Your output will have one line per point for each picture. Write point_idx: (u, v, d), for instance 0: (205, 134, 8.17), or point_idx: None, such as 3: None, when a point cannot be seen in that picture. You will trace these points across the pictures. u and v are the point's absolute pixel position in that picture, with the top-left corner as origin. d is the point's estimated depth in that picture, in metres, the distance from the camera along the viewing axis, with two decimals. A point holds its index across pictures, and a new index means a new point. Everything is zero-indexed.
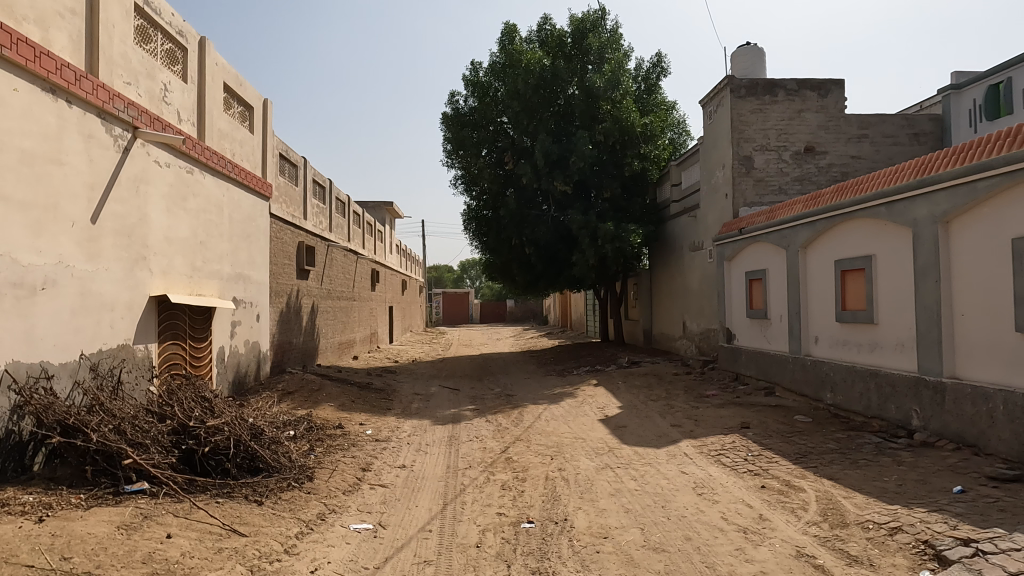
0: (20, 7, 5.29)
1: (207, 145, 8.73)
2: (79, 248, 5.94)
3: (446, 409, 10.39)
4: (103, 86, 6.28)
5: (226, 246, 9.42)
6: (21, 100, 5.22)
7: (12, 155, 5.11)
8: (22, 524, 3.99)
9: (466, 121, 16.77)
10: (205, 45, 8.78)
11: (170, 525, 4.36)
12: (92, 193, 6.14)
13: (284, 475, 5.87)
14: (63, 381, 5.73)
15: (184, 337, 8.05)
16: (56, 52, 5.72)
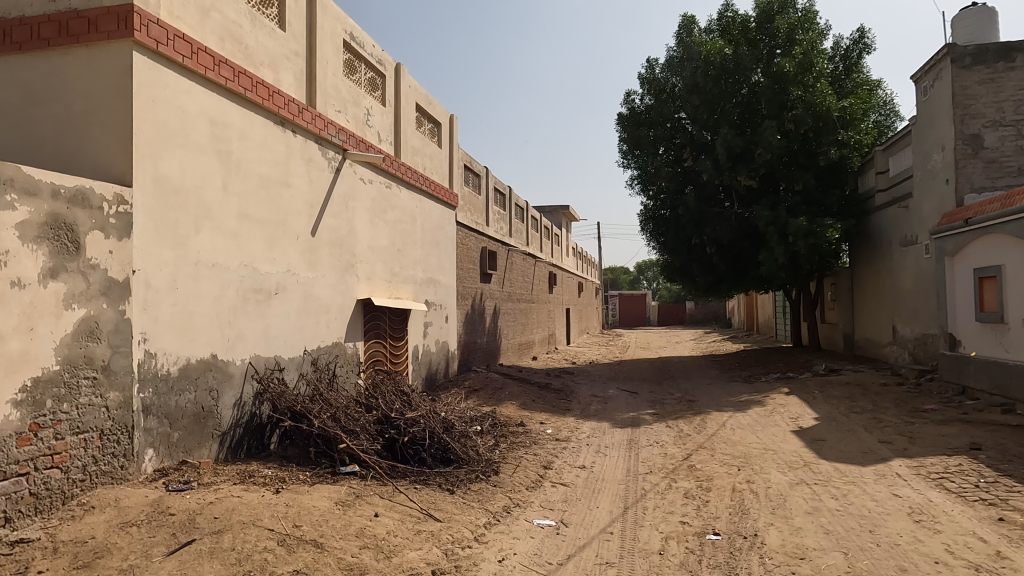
0: (258, 54, 6.24)
1: (403, 161, 9.60)
2: (302, 258, 6.86)
3: (625, 413, 10.32)
4: (320, 116, 7.20)
5: (419, 253, 10.25)
6: (259, 134, 6.17)
7: (254, 181, 6.07)
8: (264, 493, 4.71)
9: (642, 120, 16.52)
10: (400, 71, 9.65)
11: (378, 505, 4.86)
12: (312, 209, 7.04)
13: (473, 467, 6.20)
14: (292, 372, 6.65)
15: (385, 336, 8.89)
16: (285, 89, 6.65)
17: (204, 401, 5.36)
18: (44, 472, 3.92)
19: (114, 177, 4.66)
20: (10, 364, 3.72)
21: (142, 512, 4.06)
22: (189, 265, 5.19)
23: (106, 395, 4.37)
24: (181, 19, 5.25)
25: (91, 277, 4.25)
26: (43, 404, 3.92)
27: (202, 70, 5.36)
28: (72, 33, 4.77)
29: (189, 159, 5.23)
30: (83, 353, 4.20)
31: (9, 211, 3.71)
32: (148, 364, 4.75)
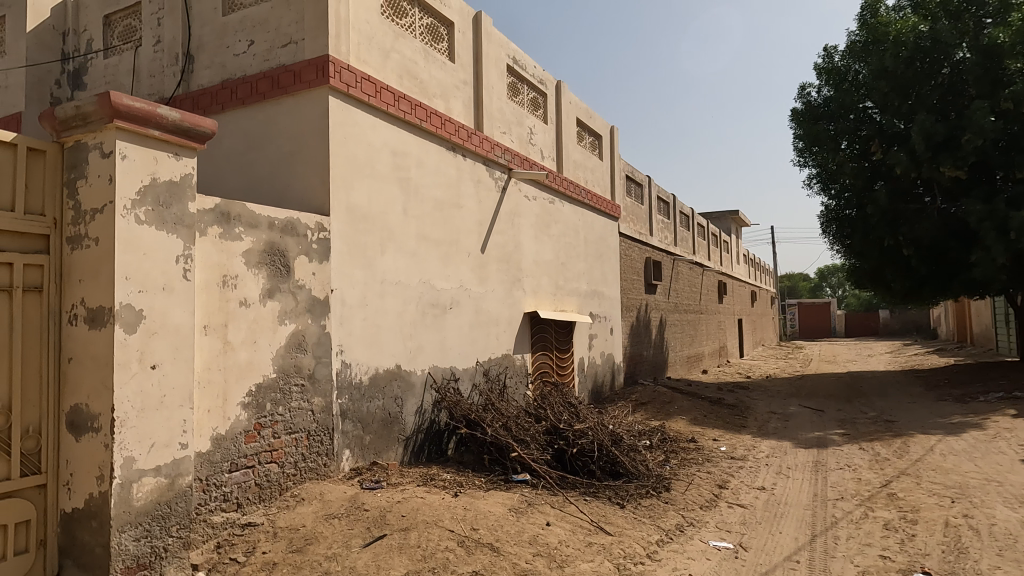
0: (431, 86, 6.73)
1: (565, 176, 9.77)
2: (473, 274, 7.24)
3: (810, 432, 9.50)
4: (487, 139, 7.58)
5: (583, 266, 10.34)
6: (433, 160, 6.64)
7: (430, 204, 6.55)
8: (444, 496, 5.02)
9: (820, 114, 15.23)
10: (561, 88, 9.87)
11: (549, 514, 4.95)
12: (481, 227, 7.43)
13: (643, 482, 6.07)
14: (466, 382, 7.03)
15: (551, 348, 9.07)
16: (455, 117, 7.11)
17: (390, 407, 5.85)
18: (265, 465, 4.53)
19: (315, 208, 5.29)
20: (240, 371, 4.36)
21: (342, 506, 4.54)
22: (376, 283, 5.73)
23: (312, 400, 4.95)
24: (366, 62, 5.85)
25: (299, 296, 4.85)
26: (264, 407, 4.54)
27: (385, 107, 5.92)
28: (281, 86, 5.52)
29: (375, 188, 5.80)
30: (294, 363, 4.80)
31: (238, 241, 4.36)
32: (345, 373, 5.32)
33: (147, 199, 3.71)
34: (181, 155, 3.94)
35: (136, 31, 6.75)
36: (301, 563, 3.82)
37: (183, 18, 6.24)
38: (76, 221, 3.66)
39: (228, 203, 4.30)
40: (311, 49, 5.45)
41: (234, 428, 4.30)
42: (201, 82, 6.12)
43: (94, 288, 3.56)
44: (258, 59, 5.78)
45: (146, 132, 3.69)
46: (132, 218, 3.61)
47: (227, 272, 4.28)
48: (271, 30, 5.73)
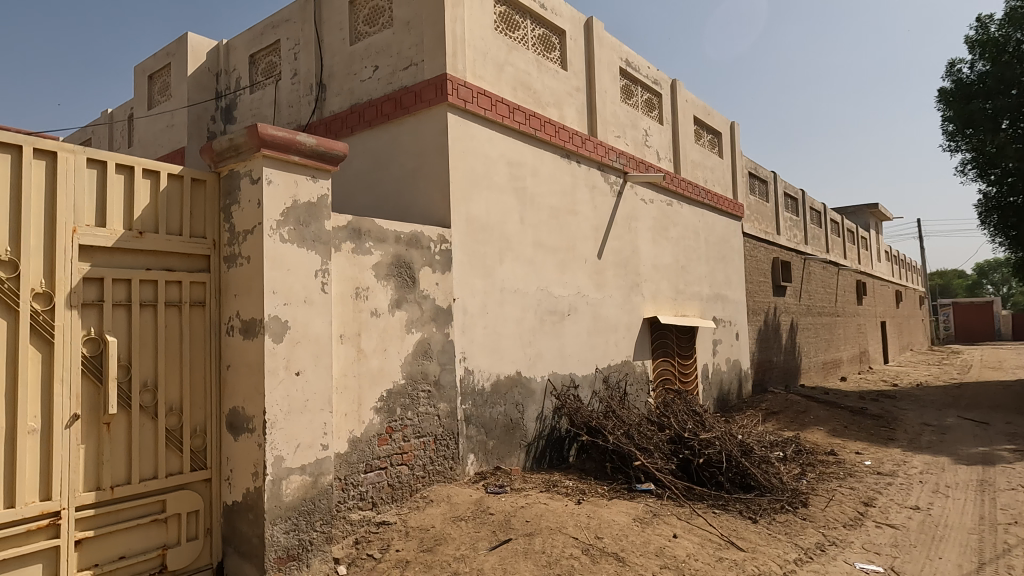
0: (544, 96, 6.80)
1: (683, 176, 9.49)
2: (591, 280, 7.21)
3: (972, 447, 8.50)
4: (601, 144, 7.54)
5: (704, 269, 9.96)
6: (548, 168, 6.71)
7: (546, 212, 6.61)
8: (567, 503, 5.02)
9: (974, 91, 13.68)
10: (676, 87, 9.61)
11: (676, 525, 4.80)
12: (598, 233, 7.39)
13: (777, 496, 5.72)
14: (585, 389, 7.00)
15: (673, 354, 8.81)
16: (569, 124, 7.13)
17: (512, 413, 5.95)
18: (397, 467, 4.76)
19: (437, 221, 5.51)
20: (372, 377, 4.63)
21: (469, 509, 4.67)
22: (496, 292, 5.87)
23: (438, 405, 5.15)
24: (482, 77, 6.03)
25: (424, 305, 5.08)
26: (394, 411, 4.78)
27: (501, 119, 6.07)
28: (404, 106, 5.82)
29: (492, 199, 5.94)
30: (420, 369, 5.02)
31: (368, 255, 4.64)
32: (468, 379, 5.48)
33: (290, 220, 4.05)
34: (317, 178, 4.26)
35: (276, 66, 7.40)
36: (432, 562, 3.98)
37: (316, 50, 6.76)
38: (231, 242, 4.07)
39: (359, 220, 4.59)
40: (430, 69, 5.70)
41: (368, 431, 4.56)
42: (333, 108, 6.60)
43: (247, 301, 3.93)
44: (383, 82, 6.14)
45: (288, 158, 4.04)
46: (277, 237, 3.96)
47: (359, 284, 4.57)
48: (394, 54, 6.06)
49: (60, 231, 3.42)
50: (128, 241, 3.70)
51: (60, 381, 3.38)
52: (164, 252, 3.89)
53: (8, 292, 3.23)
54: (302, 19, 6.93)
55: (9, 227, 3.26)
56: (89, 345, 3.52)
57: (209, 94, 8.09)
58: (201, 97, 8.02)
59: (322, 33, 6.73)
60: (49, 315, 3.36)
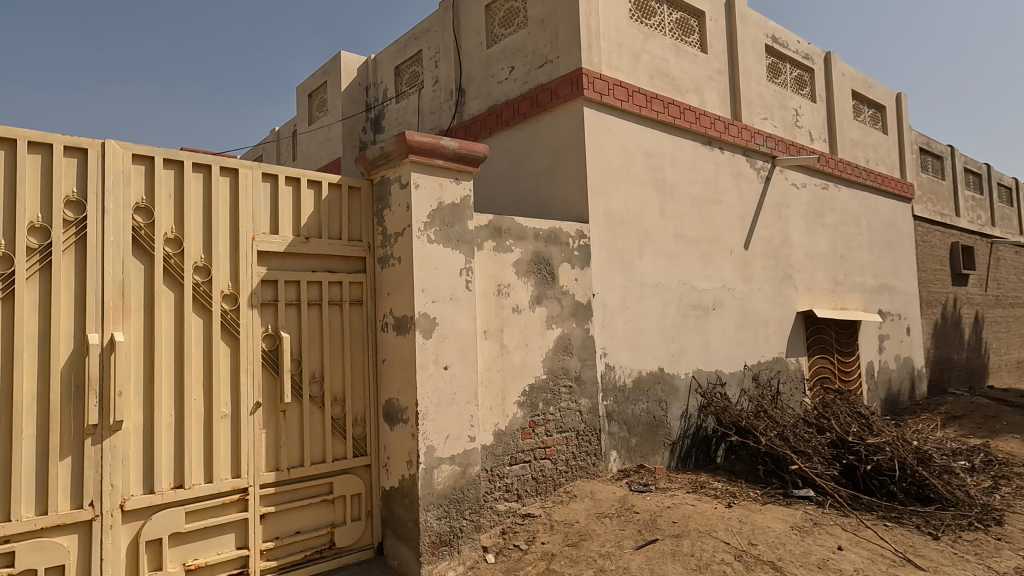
0: (684, 82, 6.54)
1: (840, 157, 8.71)
2: (737, 272, 6.84)
3: None
4: (746, 128, 7.12)
5: (868, 257, 9.08)
6: (689, 157, 6.45)
7: (687, 203, 6.36)
8: (717, 505, 4.80)
9: None
10: (831, 60, 8.82)
11: (840, 537, 4.42)
12: (744, 223, 6.99)
13: (964, 511, 5.07)
14: (733, 387, 6.66)
15: (832, 351, 8.13)
16: (710, 109, 6.81)
17: (655, 410, 5.81)
18: (540, 461, 4.83)
19: (576, 216, 5.50)
20: (515, 372, 4.73)
21: (613, 506, 4.63)
22: (636, 286, 5.76)
23: (580, 400, 5.15)
24: (618, 68, 5.92)
25: (564, 301, 5.09)
26: (537, 406, 4.85)
27: (638, 109, 5.94)
28: (540, 104, 5.86)
29: (631, 192, 5.83)
30: (562, 365, 5.05)
31: (509, 253, 4.74)
32: (609, 375, 5.43)
33: (436, 221, 4.24)
34: (460, 180, 4.43)
35: (419, 75, 7.80)
36: (577, 558, 3.99)
37: (455, 57, 7.02)
38: (384, 243, 4.34)
39: (499, 219, 4.70)
40: (566, 65, 5.70)
41: (512, 425, 4.67)
42: (472, 111, 6.82)
43: (399, 299, 4.18)
44: (519, 82, 6.24)
45: (433, 162, 4.23)
46: (425, 238, 4.16)
47: (501, 281, 4.67)
48: (529, 54, 6.14)
49: (242, 239, 3.85)
50: (297, 246, 4.07)
51: (246, 373, 3.80)
52: (327, 255, 4.24)
53: (203, 293, 3.68)
54: (442, 28, 7.23)
55: (202, 237, 3.72)
56: (267, 340, 3.93)
57: (360, 107, 8.71)
58: (353, 110, 8.66)
59: (460, 40, 6.98)
60: (235, 313, 3.80)
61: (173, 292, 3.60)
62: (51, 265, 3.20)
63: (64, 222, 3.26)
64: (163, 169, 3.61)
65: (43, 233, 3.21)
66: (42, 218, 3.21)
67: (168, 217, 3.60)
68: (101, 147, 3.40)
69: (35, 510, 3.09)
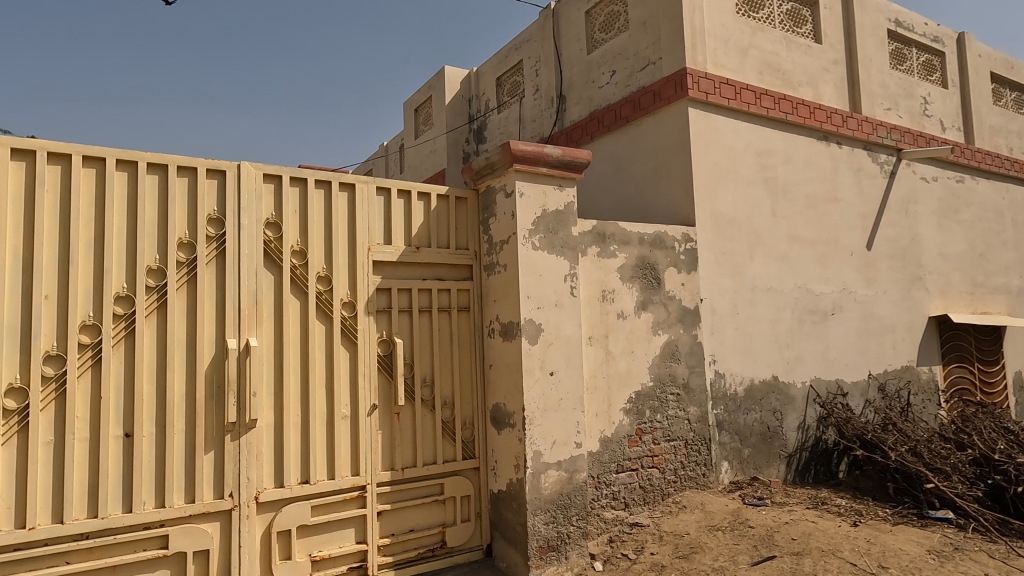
0: (796, 75, 6.22)
1: (978, 146, 7.93)
2: (859, 275, 6.40)
3: None
4: (867, 120, 6.66)
5: (1013, 256, 8.20)
6: (803, 153, 6.13)
7: (802, 202, 6.04)
8: (841, 524, 4.50)
9: None
10: (965, 41, 8.07)
11: (987, 565, 4.01)
12: (866, 221, 6.53)
13: None
14: (856, 398, 6.23)
15: (971, 360, 7.40)
16: (826, 102, 6.43)
17: (769, 421, 5.54)
18: (648, 469, 4.74)
19: (681, 219, 5.37)
20: (621, 379, 4.68)
21: (726, 519, 4.47)
22: (747, 291, 5.53)
23: (688, 409, 5.01)
24: (724, 65, 5.73)
25: (670, 306, 4.98)
26: (644, 413, 4.77)
27: (746, 107, 5.72)
28: (643, 107, 5.78)
29: (740, 192, 5.62)
30: (669, 372, 4.94)
31: (613, 258, 4.70)
32: (719, 383, 5.25)
33: (540, 228, 4.29)
34: (564, 187, 4.45)
35: (520, 85, 7.92)
36: (689, 570, 3.88)
37: (556, 64, 7.07)
38: (490, 251, 4.44)
39: (603, 224, 4.67)
40: (669, 65, 5.59)
41: (618, 432, 4.62)
42: (573, 118, 6.84)
43: (505, 306, 4.26)
44: (621, 86, 6.19)
45: (536, 170, 4.29)
46: (529, 245, 4.22)
47: (606, 287, 4.65)
48: (631, 57, 6.08)
49: (359, 250, 4.08)
50: (408, 255, 4.26)
51: (363, 376, 4.02)
52: (436, 264, 4.40)
53: (325, 301, 3.93)
54: (542, 37, 7.31)
55: (324, 248, 3.98)
56: (382, 345, 4.13)
57: (464, 119, 8.97)
58: (457, 122, 8.95)
59: (561, 47, 7.03)
60: (353, 320, 4.02)
61: (299, 300, 3.86)
62: (196, 276, 3.54)
63: (206, 238, 3.59)
64: (290, 187, 3.89)
65: (190, 248, 3.54)
66: (188, 235, 3.55)
67: (294, 231, 3.88)
68: (237, 168, 3.72)
69: (184, 499, 3.41)
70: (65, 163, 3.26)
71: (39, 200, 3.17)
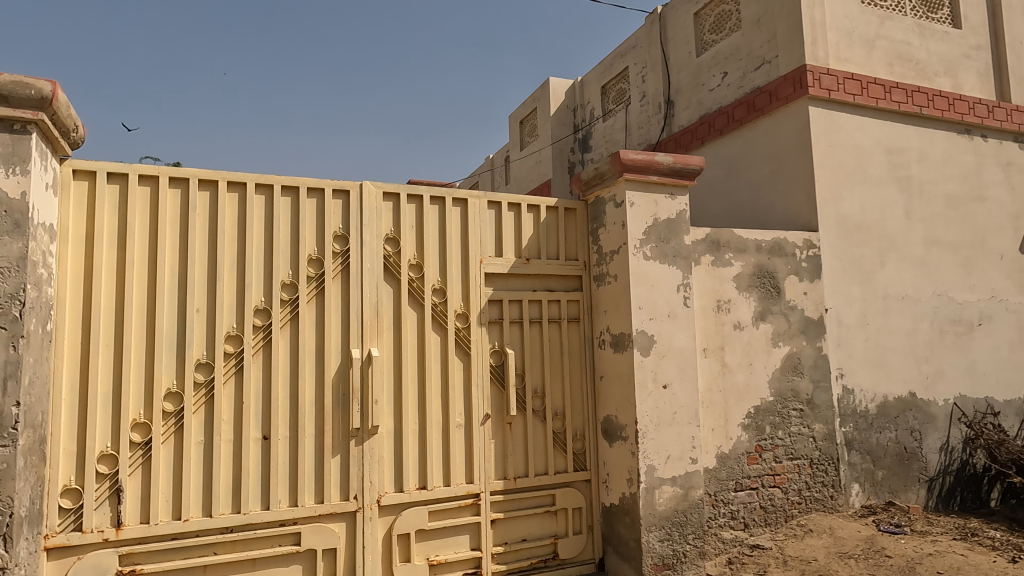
0: (931, 65, 5.72)
1: None
2: (1011, 281, 5.76)
3: None
4: (1018, 109, 6.00)
5: None
6: (941, 149, 5.62)
7: (940, 202, 5.54)
8: (996, 559, 4.05)
9: None
10: None
11: None
12: (1019, 222, 5.88)
13: None
14: (1010, 418, 5.59)
15: None
16: (968, 92, 5.86)
17: (906, 441, 5.10)
18: (769, 489, 4.51)
19: (802, 225, 5.08)
20: (739, 393, 4.48)
21: (858, 547, 4.16)
22: (878, 300, 5.13)
23: (813, 426, 4.71)
24: (848, 59, 5.37)
25: (792, 316, 4.72)
26: (764, 429, 4.54)
27: (874, 103, 5.34)
28: (758, 108, 5.55)
29: (868, 194, 5.24)
30: (791, 387, 4.67)
31: (729, 267, 4.52)
32: (847, 399, 4.90)
33: (651, 237, 4.22)
34: (676, 195, 4.35)
35: (626, 92, 7.84)
36: None
37: (663, 69, 6.94)
38: (599, 262, 4.42)
39: (717, 232, 4.50)
40: (787, 64, 5.33)
41: (737, 449, 4.43)
42: (682, 123, 6.68)
43: (617, 317, 4.21)
44: (733, 87, 5.97)
45: (647, 179, 4.22)
46: (641, 255, 4.15)
47: (721, 297, 4.47)
48: (744, 57, 5.85)
49: (471, 263, 4.18)
50: (519, 267, 4.32)
51: (477, 386, 4.11)
52: (546, 275, 4.43)
53: (440, 313, 4.07)
54: (648, 43, 7.21)
55: (439, 262, 4.12)
56: (494, 356, 4.21)
57: (569, 129, 9.01)
58: (562, 132, 9.02)
59: (668, 51, 6.89)
60: (466, 331, 4.13)
61: (416, 312, 4.01)
62: (323, 290, 3.77)
63: (333, 253, 3.83)
64: (407, 204, 4.06)
65: (318, 263, 3.79)
66: (317, 251, 3.79)
67: (411, 246, 4.05)
68: (359, 188, 3.94)
69: (315, 499, 3.64)
70: (213, 189, 3.59)
71: (191, 221, 3.51)
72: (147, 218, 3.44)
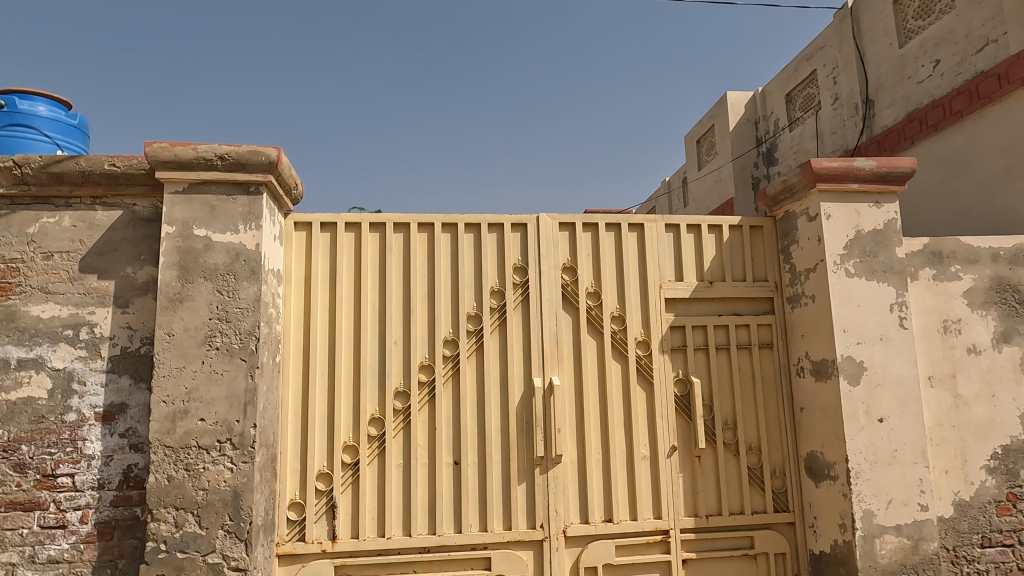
0: None
1: None
2: None
3: None
4: None
5: None
6: None
7: None
8: None
9: None
10: None
11: None
12: None
13: None
14: None
15: None
16: None
17: None
18: None
19: None
20: (979, 430, 3.79)
21: None
22: None
23: None
24: None
25: None
26: (1017, 474, 3.78)
27: None
28: (984, 96, 4.79)
29: None
30: None
31: (956, 281, 3.88)
32: None
33: (855, 252, 3.78)
34: (882, 203, 3.87)
35: (815, 97, 7.22)
36: None
37: (860, 67, 6.30)
38: (793, 282, 4.06)
39: (939, 241, 3.91)
40: (1019, 40, 4.55)
41: (981, 496, 3.73)
42: (886, 123, 5.99)
43: (817, 342, 3.81)
44: (948, 76, 5.22)
45: (846, 188, 3.80)
46: (843, 272, 3.74)
47: (948, 316, 3.85)
48: (960, 39, 5.10)
49: (650, 288, 4.07)
50: (702, 291, 4.12)
51: (661, 416, 3.95)
52: (732, 298, 4.16)
53: (619, 340, 4.00)
54: (840, 40, 6.60)
55: (617, 289, 4.07)
56: (679, 385, 4.03)
57: (751, 143, 8.52)
58: (743, 148, 8.56)
59: (864, 47, 6.25)
60: (648, 359, 4.01)
61: (595, 340, 3.99)
62: (505, 320, 3.90)
63: (513, 285, 3.96)
64: (583, 232, 4.08)
65: (500, 295, 3.94)
66: (498, 283, 3.95)
67: (588, 274, 4.05)
68: (537, 220, 4.04)
69: (503, 525, 3.72)
70: (406, 231, 3.92)
71: (388, 261, 3.85)
72: (352, 261, 3.85)
